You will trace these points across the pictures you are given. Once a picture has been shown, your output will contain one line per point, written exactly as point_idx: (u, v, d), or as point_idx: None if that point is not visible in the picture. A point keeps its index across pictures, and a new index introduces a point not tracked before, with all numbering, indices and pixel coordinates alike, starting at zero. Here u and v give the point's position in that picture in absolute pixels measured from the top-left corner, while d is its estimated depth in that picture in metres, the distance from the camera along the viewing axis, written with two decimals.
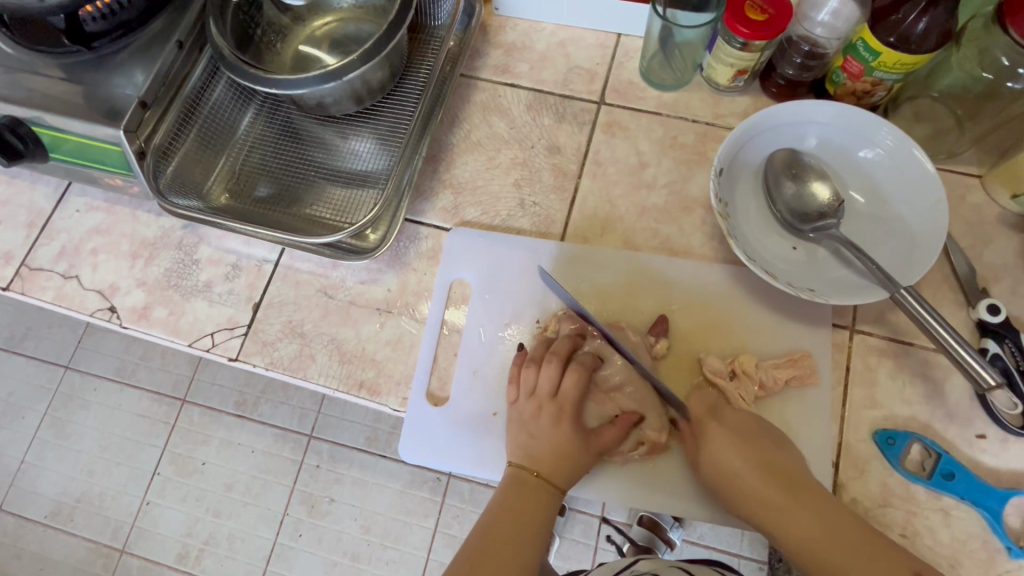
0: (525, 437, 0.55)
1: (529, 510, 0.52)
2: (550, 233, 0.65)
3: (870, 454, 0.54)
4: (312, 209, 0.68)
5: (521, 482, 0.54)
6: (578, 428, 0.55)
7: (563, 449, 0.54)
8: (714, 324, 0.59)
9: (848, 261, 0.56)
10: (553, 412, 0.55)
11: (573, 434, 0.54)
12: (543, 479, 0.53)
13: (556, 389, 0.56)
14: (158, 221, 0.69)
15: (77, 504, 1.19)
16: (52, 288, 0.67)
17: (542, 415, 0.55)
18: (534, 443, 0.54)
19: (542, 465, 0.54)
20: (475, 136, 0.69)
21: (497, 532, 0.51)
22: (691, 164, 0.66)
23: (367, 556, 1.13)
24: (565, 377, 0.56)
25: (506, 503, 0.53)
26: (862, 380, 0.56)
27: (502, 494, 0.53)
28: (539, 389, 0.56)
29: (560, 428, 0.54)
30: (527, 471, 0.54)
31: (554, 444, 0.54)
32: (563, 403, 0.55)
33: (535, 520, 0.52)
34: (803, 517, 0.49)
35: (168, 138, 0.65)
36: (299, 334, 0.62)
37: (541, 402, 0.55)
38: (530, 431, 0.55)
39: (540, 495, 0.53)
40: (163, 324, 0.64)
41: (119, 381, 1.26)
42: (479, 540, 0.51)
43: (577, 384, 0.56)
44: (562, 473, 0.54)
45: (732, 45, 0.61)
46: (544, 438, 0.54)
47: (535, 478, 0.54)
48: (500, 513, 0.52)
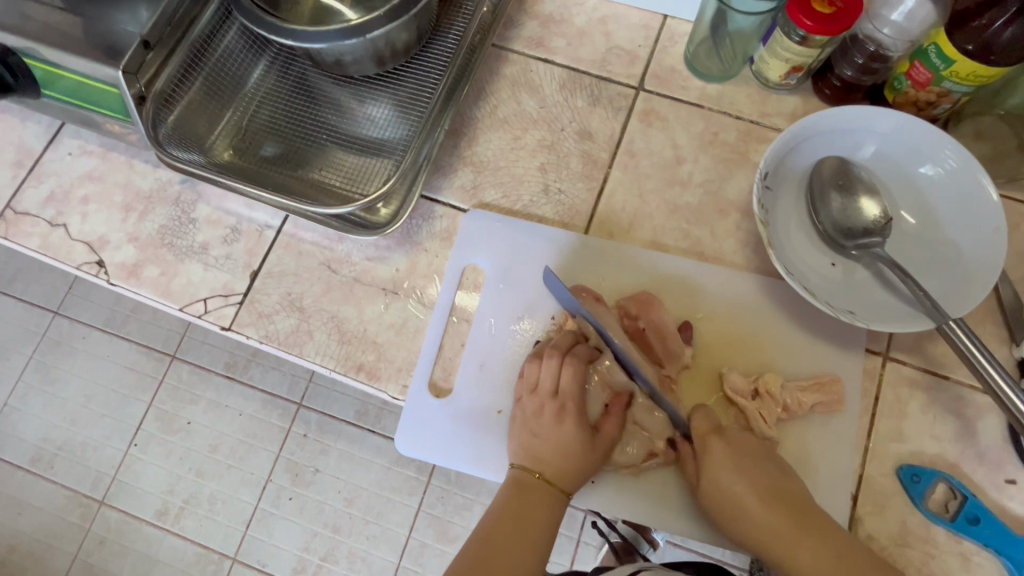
0: (529, 436, 0.52)
1: (532, 514, 0.49)
2: (574, 224, 0.60)
3: (892, 489, 0.51)
4: (323, 175, 0.64)
5: (522, 485, 0.51)
6: (582, 426, 0.51)
7: (566, 449, 0.51)
8: (741, 338, 0.55)
9: (891, 284, 0.53)
10: (556, 410, 0.52)
11: (577, 432, 0.51)
12: (545, 481, 0.51)
13: (556, 387, 0.52)
14: (155, 173, 0.64)
15: (57, 452, 1.17)
16: (38, 235, 0.63)
17: (545, 413, 0.52)
18: (536, 442, 0.51)
19: (545, 467, 0.51)
20: (501, 112, 0.64)
21: (497, 537, 0.48)
22: (730, 163, 0.61)
23: (348, 529, 1.11)
24: (563, 372, 0.52)
25: (507, 507, 0.50)
26: (891, 411, 0.53)
27: (502, 495, 0.51)
28: (540, 386, 0.53)
29: (563, 427, 0.51)
30: (529, 474, 0.51)
31: (559, 444, 0.51)
32: (566, 400, 0.52)
33: (539, 526, 0.49)
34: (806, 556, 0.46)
35: (171, 84, 0.60)
36: (298, 308, 0.59)
37: (545, 399, 0.52)
38: (533, 431, 0.52)
39: (543, 498, 0.50)
40: (154, 284, 0.60)
41: (107, 331, 1.22)
42: (477, 545, 0.48)
43: (576, 379, 0.52)
44: (565, 474, 0.50)
45: (791, 38, 0.55)
46: (548, 438, 0.51)
47: (537, 480, 0.51)
48: (500, 518, 0.49)
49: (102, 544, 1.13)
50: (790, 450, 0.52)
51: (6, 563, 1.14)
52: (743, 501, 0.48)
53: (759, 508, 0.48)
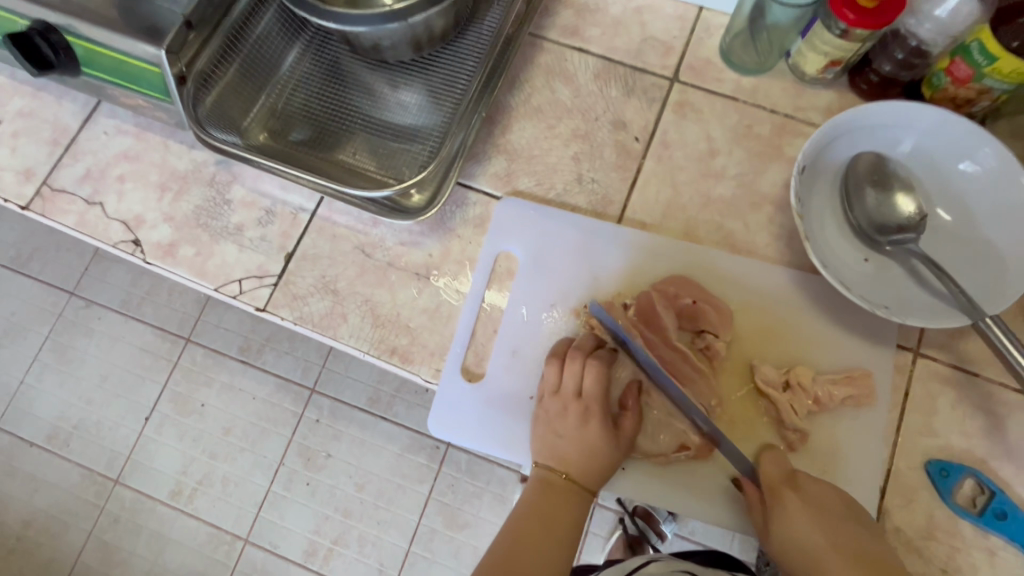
0: (553, 436, 0.53)
1: (558, 513, 0.51)
2: (606, 214, 0.61)
3: (920, 484, 0.52)
4: (356, 160, 0.64)
5: (549, 484, 0.52)
6: (605, 426, 0.52)
7: (592, 449, 0.52)
8: (773, 330, 0.55)
9: (925, 281, 0.53)
10: (580, 412, 0.52)
11: (601, 432, 0.52)
12: (570, 480, 0.52)
13: (579, 389, 0.53)
14: (190, 154, 0.65)
15: (74, 431, 1.18)
16: (74, 213, 0.64)
17: (569, 414, 0.53)
18: (561, 442, 0.52)
19: (571, 467, 0.52)
20: (535, 101, 0.64)
21: (526, 534, 0.49)
22: (764, 156, 0.61)
23: (359, 513, 1.13)
24: (586, 374, 0.53)
25: (534, 506, 0.51)
26: (921, 407, 0.53)
27: (529, 494, 0.52)
28: (564, 388, 0.53)
29: (589, 428, 0.52)
30: (556, 474, 0.52)
31: (584, 444, 0.52)
32: (591, 402, 0.52)
33: (566, 524, 0.50)
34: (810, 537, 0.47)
35: (210, 66, 0.60)
36: (331, 290, 0.59)
37: (570, 399, 0.53)
38: (557, 431, 0.53)
39: (569, 497, 0.51)
40: (189, 264, 0.61)
41: (124, 313, 1.23)
42: (506, 543, 0.49)
43: (600, 381, 0.53)
44: (591, 473, 0.52)
45: (831, 32, 0.55)
46: (572, 439, 0.52)
47: (562, 479, 0.52)
48: (527, 516, 0.51)
49: (117, 523, 1.15)
50: (820, 441, 0.53)
51: (22, 538, 1.16)
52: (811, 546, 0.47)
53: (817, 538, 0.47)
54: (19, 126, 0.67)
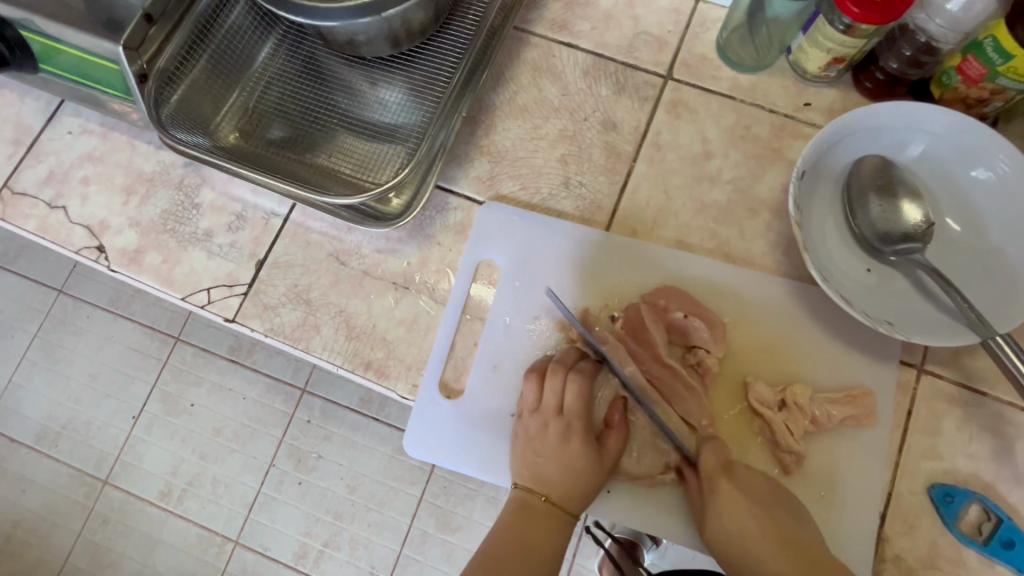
0: (533, 457, 0.50)
1: (536, 538, 0.48)
2: (594, 219, 0.57)
3: (921, 509, 0.49)
4: (332, 162, 0.61)
5: (527, 506, 0.50)
6: (587, 442, 0.49)
7: (573, 470, 0.49)
8: (769, 345, 0.52)
9: (931, 294, 0.50)
10: (561, 427, 0.50)
11: (583, 450, 0.49)
12: (550, 503, 0.49)
13: (561, 405, 0.50)
14: (157, 155, 0.62)
15: (62, 430, 1.16)
16: (36, 217, 0.61)
17: (549, 431, 0.50)
18: (540, 463, 0.50)
19: (551, 489, 0.49)
20: (521, 99, 0.61)
21: (500, 560, 0.47)
22: (762, 159, 0.58)
23: (350, 516, 1.11)
24: (567, 388, 0.50)
25: (510, 531, 0.49)
26: (925, 428, 0.50)
27: (506, 516, 0.50)
28: (544, 404, 0.51)
29: (569, 446, 0.49)
30: (535, 496, 0.49)
31: (564, 463, 0.49)
32: (571, 417, 0.50)
33: (543, 549, 0.48)
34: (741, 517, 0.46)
35: (175, 63, 0.57)
36: (304, 300, 0.56)
37: (551, 416, 0.50)
38: (537, 451, 0.50)
39: (548, 521, 0.49)
40: (155, 273, 0.58)
41: (113, 311, 1.20)
42: (479, 571, 0.47)
43: (580, 396, 0.50)
44: (572, 495, 0.49)
45: (835, 26, 0.52)
46: (552, 458, 0.49)
47: (542, 502, 0.49)
48: (502, 541, 0.48)
49: (106, 524, 1.13)
50: (817, 464, 0.50)
51: (12, 538, 1.14)
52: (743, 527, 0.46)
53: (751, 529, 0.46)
54: None
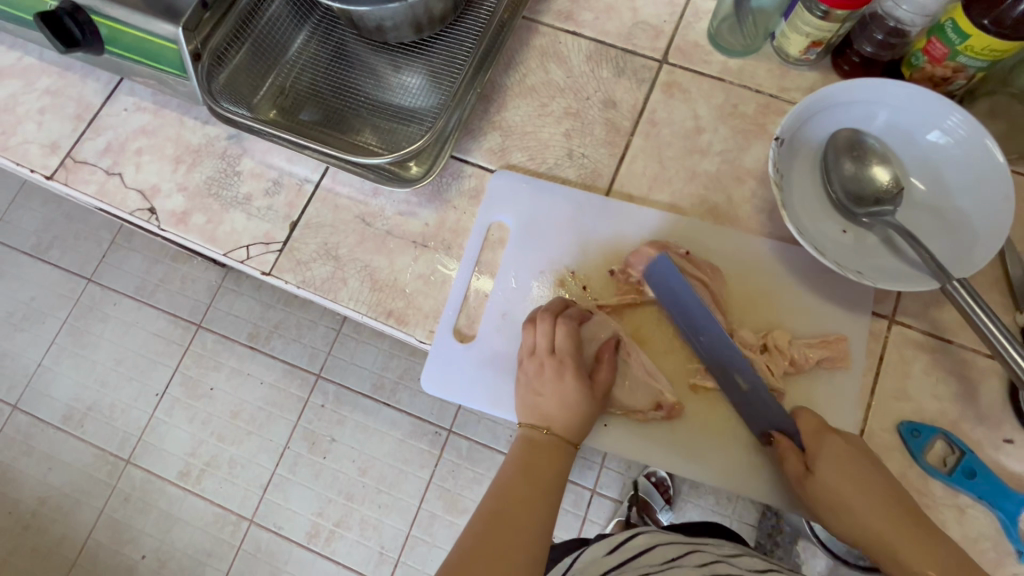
0: (534, 396, 0.54)
1: (543, 468, 0.51)
2: (596, 186, 0.64)
3: (892, 444, 0.53)
4: (359, 137, 0.68)
5: (533, 442, 0.53)
6: (580, 378, 0.54)
7: (571, 402, 0.53)
8: (753, 297, 0.58)
9: (899, 249, 0.55)
10: (555, 365, 0.54)
11: (578, 384, 0.54)
12: (554, 435, 0.53)
13: (552, 345, 0.55)
14: (204, 128, 0.69)
15: (88, 412, 1.22)
16: (95, 183, 0.68)
17: (546, 370, 0.55)
18: (542, 401, 0.54)
19: (552, 421, 0.53)
20: (530, 81, 0.67)
21: (511, 489, 0.49)
22: (748, 134, 0.64)
23: (361, 496, 1.16)
24: (557, 331, 0.55)
25: (520, 464, 0.52)
26: (895, 371, 0.55)
27: (514, 454, 0.53)
28: (538, 347, 0.56)
29: (565, 382, 0.54)
30: (539, 431, 0.53)
31: (562, 397, 0.53)
32: (563, 355, 0.54)
33: (550, 477, 0.51)
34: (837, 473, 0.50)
35: (224, 44, 0.64)
36: (333, 257, 0.63)
37: (546, 357, 0.55)
38: (537, 390, 0.54)
39: (554, 452, 0.53)
40: (201, 231, 0.65)
41: (138, 299, 1.27)
42: (494, 501, 0.49)
43: (570, 336, 0.55)
44: (573, 425, 0.53)
45: (813, 13, 0.57)
46: (551, 394, 0.54)
47: (545, 435, 0.53)
48: (513, 475, 0.51)
49: (128, 501, 1.19)
50: (796, 402, 0.55)
51: (37, 515, 1.20)
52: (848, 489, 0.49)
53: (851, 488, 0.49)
54: (45, 104, 0.72)
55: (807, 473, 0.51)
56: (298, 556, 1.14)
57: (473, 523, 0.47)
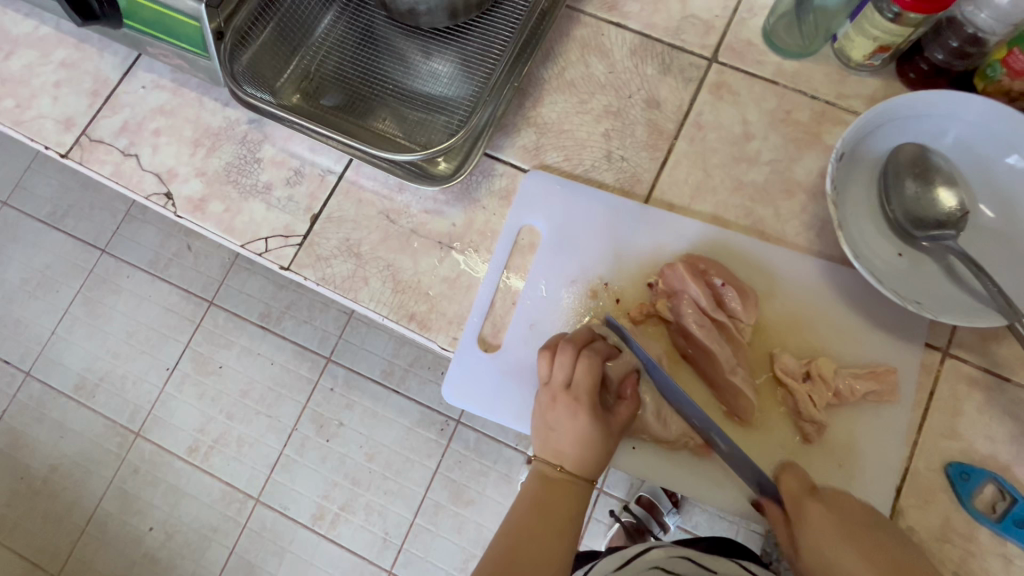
0: (546, 431, 0.52)
1: (558, 507, 0.49)
2: (634, 192, 0.60)
3: (938, 485, 0.50)
4: (384, 126, 0.64)
5: (547, 478, 0.51)
6: (596, 415, 0.51)
7: (585, 441, 0.50)
8: (797, 321, 0.55)
9: (960, 278, 0.51)
10: (569, 402, 0.51)
11: (594, 423, 0.50)
12: (568, 473, 0.51)
13: (569, 381, 0.51)
14: (224, 111, 0.66)
15: (100, 383, 1.22)
16: (110, 163, 0.65)
17: (558, 406, 0.51)
18: (557, 436, 0.51)
19: (567, 459, 0.51)
20: (569, 75, 0.63)
21: (525, 528, 0.48)
22: (801, 143, 0.59)
23: (367, 482, 1.15)
24: (578, 365, 0.51)
25: (533, 500, 0.50)
26: (946, 408, 0.52)
27: (529, 490, 0.51)
28: (553, 379, 0.52)
29: (578, 419, 0.50)
30: (553, 467, 0.51)
31: (575, 435, 0.50)
32: (579, 392, 0.51)
33: (568, 514, 0.49)
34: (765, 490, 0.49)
35: (247, 23, 0.62)
36: (355, 253, 0.60)
37: (561, 392, 0.51)
38: (550, 425, 0.52)
39: (569, 490, 0.50)
40: (218, 220, 0.62)
41: (152, 273, 1.26)
42: (506, 541, 0.47)
43: (590, 373, 0.51)
44: (589, 464, 0.51)
45: (884, 14, 0.52)
46: (564, 430, 0.51)
47: (560, 473, 0.51)
48: (525, 513, 0.49)
49: (137, 473, 1.19)
50: (837, 435, 0.52)
51: (48, 481, 1.20)
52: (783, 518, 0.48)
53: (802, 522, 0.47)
54: (61, 77, 0.69)
55: None
56: (303, 537, 1.14)
57: (485, 566, 0.46)
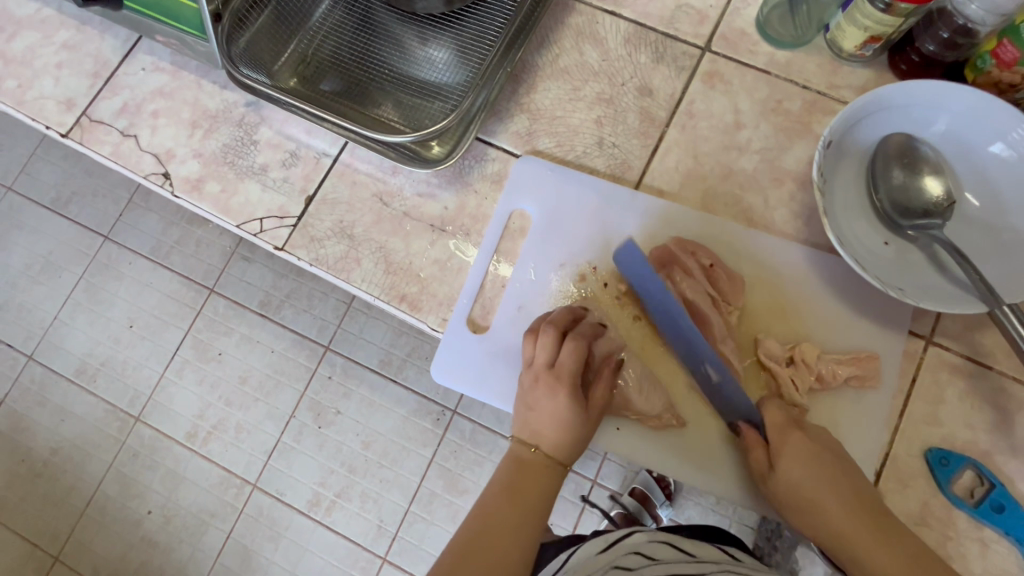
0: (526, 410, 0.52)
1: (529, 491, 0.49)
2: (625, 178, 0.61)
3: (917, 471, 0.51)
4: (379, 111, 0.65)
5: (521, 461, 0.50)
6: (575, 397, 0.51)
7: (563, 423, 0.50)
8: (783, 307, 0.55)
9: (944, 267, 0.52)
10: (551, 381, 0.51)
11: (572, 404, 0.50)
12: (543, 455, 0.50)
13: (552, 360, 0.52)
14: (222, 94, 0.66)
15: (101, 367, 1.24)
16: (110, 144, 0.66)
17: (540, 385, 0.51)
18: (537, 418, 0.51)
19: (543, 441, 0.50)
20: (563, 62, 0.64)
21: (493, 513, 0.47)
22: (791, 133, 0.60)
23: (363, 469, 1.16)
24: (562, 347, 0.52)
25: (505, 483, 0.49)
26: (928, 395, 0.53)
27: (501, 473, 0.50)
28: (536, 360, 0.52)
29: (557, 399, 0.50)
30: (529, 450, 0.50)
31: (554, 415, 0.50)
32: (562, 372, 0.51)
33: (538, 500, 0.49)
34: (799, 463, 0.48)
35: (245, 6, 0.62)
36: (348, 236, 0.61)
37: (543, 372, 0.52)
38: (530, 405, 0.52)
39: (543, 474, 0.50)
40: (214, 200, 0.63)
41: (153, 259, 1.27)
42: (475, 524, 0.47)
43: (576, 354, 0.52)
44: (565, 447, 0.50)
45: (875, 5, 0.53)
46: (544, 410, 0.51)
47: (535, 455, 0.50)
48: (496, 496, 0.49)
49: (136, 457, 1.21)
50: (819, 420, 0.53)
51: (49, 464, 1.22)
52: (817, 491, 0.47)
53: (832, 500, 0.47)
54: (63, 58, 0.70)
55: (769, 470, 0.49)
56: (298, 523, 1.16)
57: (452, 548, 0.46)
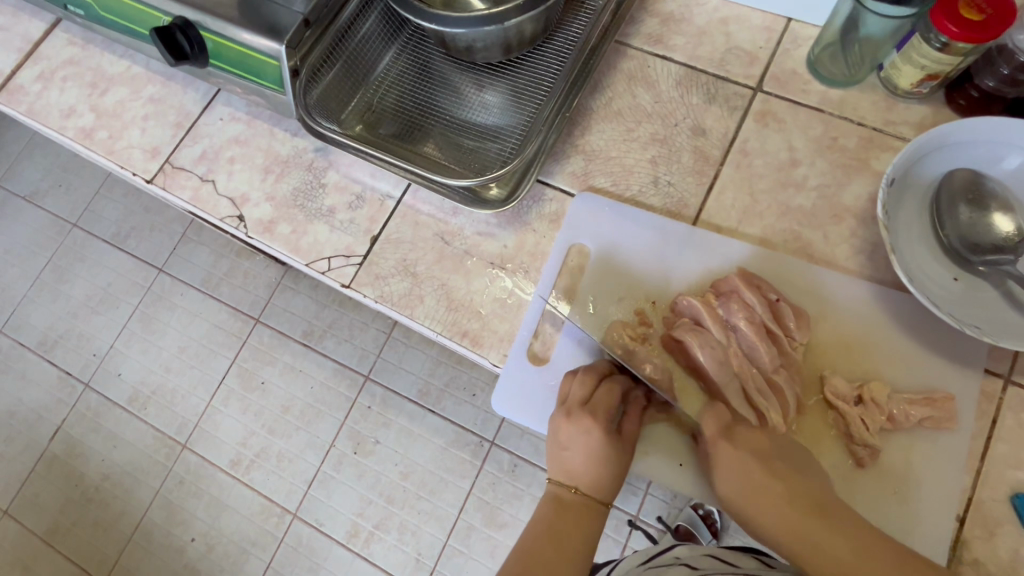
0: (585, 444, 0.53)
1: (570, 529, 0.51)
2: (682, 215, 0.62)
3: (1004, 517, 0.49)
4: (439, 154, 0.68)
5: (562, 501, 0.53)
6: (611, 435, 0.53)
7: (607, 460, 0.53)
8: (849, 344, 0.55)
9: (1020, 303, 0.51)
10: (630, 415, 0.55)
11: (605, 440, 0.53)
12: (582, 495, 0.53)
13: (586, 398, 0.55)
14: (293, 140, 0.71)
15: (152, 395, 1.28)
16: (190, 188, 0.71)
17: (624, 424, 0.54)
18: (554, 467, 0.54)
19: (580, 481, 0.53)
20: (616, 104, 0.66)
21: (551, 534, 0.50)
22: (849, 169, 0.60)
23: (402, 501, 1.16)
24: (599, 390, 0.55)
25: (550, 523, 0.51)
26: (1010, 436, 0.51)
27: (543, 513, 0.53)
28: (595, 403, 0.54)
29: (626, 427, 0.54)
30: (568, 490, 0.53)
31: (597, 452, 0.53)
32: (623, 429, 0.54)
33: (580, 542, 0.50)
34: (731, 469, 0.50)
35: (319, 61, 0.66)
36: (411, 273, 0.63)
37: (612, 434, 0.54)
38: (561, 444, 0.54)
39: (586, 511, 0.52)
40: (285, 240, 0.67)
41: (203, 291, 1.33)
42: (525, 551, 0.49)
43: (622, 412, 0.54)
44: (600, 483, 0.53)
45: (931, 44, 0.54)
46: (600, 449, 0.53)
47: (574, 495, 0.53)
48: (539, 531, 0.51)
49: (182, 484, 1.24)
50: (891, 461, 0.51)
51: (99, 490, 1.26)
52: (751, 494, 0.49)
53: (762, 500, 0.49)
54: (148, 111, 0.76)
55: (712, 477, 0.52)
56: (338, 555, 1.16)
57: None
